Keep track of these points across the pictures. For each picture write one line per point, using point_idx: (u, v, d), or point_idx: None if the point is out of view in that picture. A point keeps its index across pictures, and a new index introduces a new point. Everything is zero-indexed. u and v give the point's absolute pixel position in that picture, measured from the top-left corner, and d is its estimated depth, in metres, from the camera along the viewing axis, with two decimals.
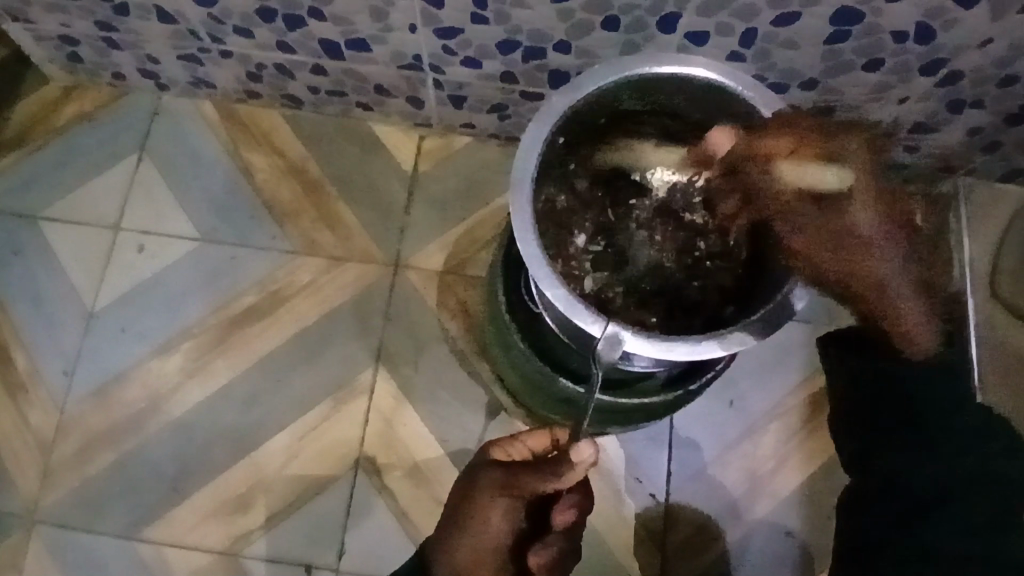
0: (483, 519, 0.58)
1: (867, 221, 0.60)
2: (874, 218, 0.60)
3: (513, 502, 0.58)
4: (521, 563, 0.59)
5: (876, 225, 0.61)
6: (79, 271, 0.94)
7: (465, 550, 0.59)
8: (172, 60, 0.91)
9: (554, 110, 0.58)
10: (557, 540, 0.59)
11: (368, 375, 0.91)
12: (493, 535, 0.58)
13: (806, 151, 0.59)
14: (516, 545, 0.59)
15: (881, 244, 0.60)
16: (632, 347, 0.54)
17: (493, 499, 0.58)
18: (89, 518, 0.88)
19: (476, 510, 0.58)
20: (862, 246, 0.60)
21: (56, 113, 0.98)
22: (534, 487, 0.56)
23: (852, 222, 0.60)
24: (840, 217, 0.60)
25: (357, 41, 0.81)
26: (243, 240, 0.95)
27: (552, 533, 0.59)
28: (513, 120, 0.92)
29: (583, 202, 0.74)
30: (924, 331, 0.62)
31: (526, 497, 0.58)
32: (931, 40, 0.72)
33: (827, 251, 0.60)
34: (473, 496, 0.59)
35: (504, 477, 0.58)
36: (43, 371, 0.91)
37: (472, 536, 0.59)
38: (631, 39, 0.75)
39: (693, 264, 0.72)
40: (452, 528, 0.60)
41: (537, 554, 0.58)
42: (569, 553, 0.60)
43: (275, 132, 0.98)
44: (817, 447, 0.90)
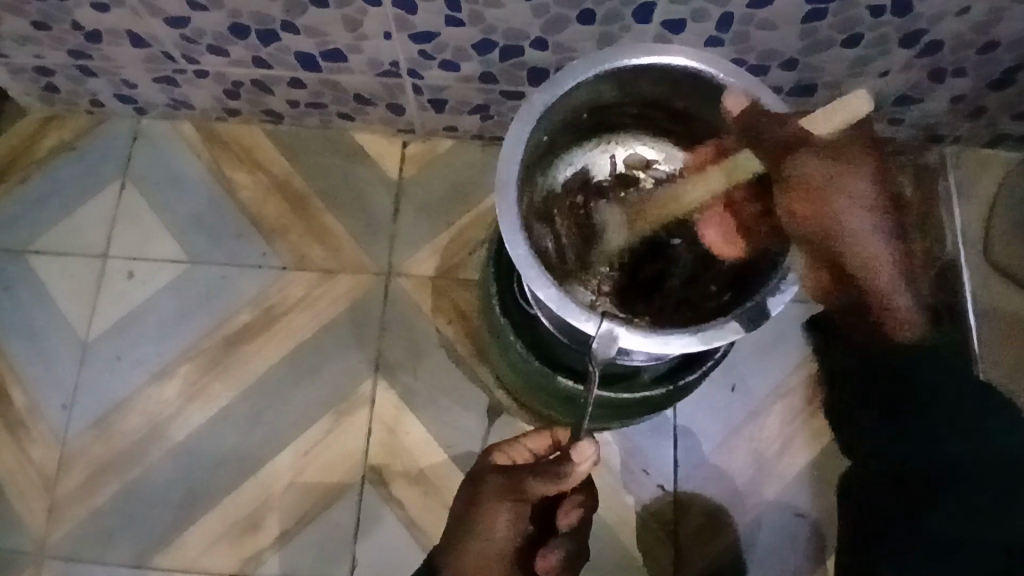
0: (490, 525, 0.58)
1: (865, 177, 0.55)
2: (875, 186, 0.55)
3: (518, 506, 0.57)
4: (528, 566, 0.59)
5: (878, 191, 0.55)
6: (70, 303, 0.93)
7: (471, 558, 0.58)
8: (148, 84, 0.90)
9: (535, 109, 0.57)
10: (563, 542, 0.59)
11: (368, 387, 0.90)
12: (498, 541, 0.58)
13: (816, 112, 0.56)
14: (523, 549, 0.59)
15: (879, 214, 0.55)
16: (628, 342, 0.54)
17: (498, 503, 0.57)
18: (98, 550, 0.87)
19: (482, 516, 0.58)
20: (855, 203, 0.54)
21: (36, 145, 0.97)
22: (538, 489, 0.55)
23: (855, 174, 0.54)
24: (850, 178, 0.54)
25: (332, 52, 0.81)
26: (232, 260, 0.94)
27: (557, 536, 0.59)
28: (495, 120, 0.92)
29: (574, 200, 0.73)
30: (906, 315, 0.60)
31: (530, 499, 0.57)
32: (907, 11, 0.71)
33: (836, 197, 0.54)
34: (477, 502, 0.58)
35: (508, 480, 0.57)
36: (41, 405, 0.91)
37: (477, 541, 0.58)
38: (608, 31, 0.74)
39: (692, 254, 0.69)
40: (456, 534, 0.59)
41: (543, 558, 0.57)
42: (576, 554, 0.60)
43: (258, 148, 0.97)
44: (821, 425, 0.90)
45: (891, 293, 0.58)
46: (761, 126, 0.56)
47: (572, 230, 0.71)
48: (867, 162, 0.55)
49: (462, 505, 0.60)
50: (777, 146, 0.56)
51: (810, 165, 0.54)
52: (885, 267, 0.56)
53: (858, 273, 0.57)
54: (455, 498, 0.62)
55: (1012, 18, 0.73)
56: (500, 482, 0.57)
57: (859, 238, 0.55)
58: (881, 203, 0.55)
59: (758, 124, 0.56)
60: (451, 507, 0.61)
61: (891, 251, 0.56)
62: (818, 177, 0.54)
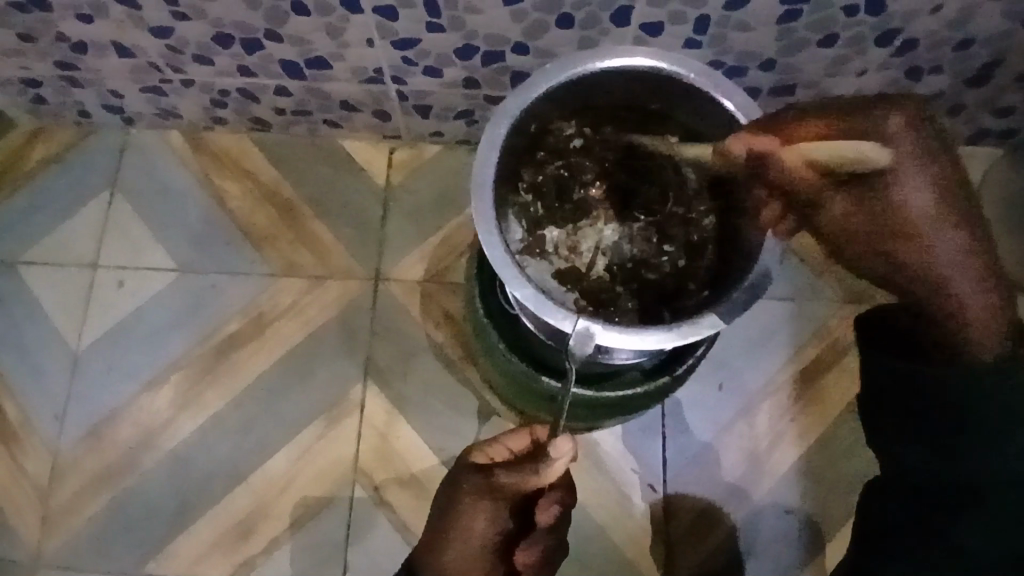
0: (470, 523, 0.58)
1: (916, 190, 0.59)
2: (920, 195, 0.60)
3: (496, 504, 0.58)
4: (509, 559, 0.60)
5: (935, 201, 0.60)
6: (61, 314, 0.94)
7: (452, 557, 0.59)
8: (135, 94, 0.91)
9: (509, 112, 0.58)
10: (543, 536, 0.60)
11: (358, 392, 0.91)
12: (478, 538, 0.59)
13: (838, 133, 0.59)
14: (504, 544, 0.60)
15: (925, 225, 0.60)
16: (605, 340, 0.54)
17: (477, 502, 0.58)
18: (93, 559, 0.87)
19: (462, 515, 0.59)
20: (912, 219, 0.60)
21: (25, 158, 0.98)
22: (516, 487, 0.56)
23: (903, 195, 0.60)
24: (886, 197, 0.60)
25: (316, 60, 0.82)
26: (222, 268, 0.95)
27: (537, 530, 0.60)
28: (480, 125, 0.93)
29: (544, 206, 0.69)
30: (979, 330, 0.60)
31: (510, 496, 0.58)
32: (882, 10, 0.72)
33: (904, 216, 0.60)
34: (457, 500, 0.59)
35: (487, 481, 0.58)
36: (34, 417, 0.91)
37: (458, 539, 0.59)
38: (587, 35, 0.75)
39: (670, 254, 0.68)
40: (437, 534, 0.60)
41: (525, 551, 0.59)
42: (555, 545, 0.61)
43: (246, 157, 0.98)
44: (810, 422, 0.91)
45: (968, 301, 0.60)
46: (772, 169, 0.60)
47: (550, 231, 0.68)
48: (917, 176, 0.59)
49: (443, 503, 0.61)
50: (799, 188, 0.60)
51: (846, 205, 0.61)
52: (952, 275, 0.61)
53: (938, 286, 0.61)
54: (435, 496, 0.63)
55: (986, 15, 0.74)
56: (479, 480, 0.58)
57: (930, 252, 0.61)
58: (940, 209, 0.60)
59: (785, 173, 0.59)
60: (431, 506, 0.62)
61: (961, 253, 0.60)
62: (860, 210, 0.61)
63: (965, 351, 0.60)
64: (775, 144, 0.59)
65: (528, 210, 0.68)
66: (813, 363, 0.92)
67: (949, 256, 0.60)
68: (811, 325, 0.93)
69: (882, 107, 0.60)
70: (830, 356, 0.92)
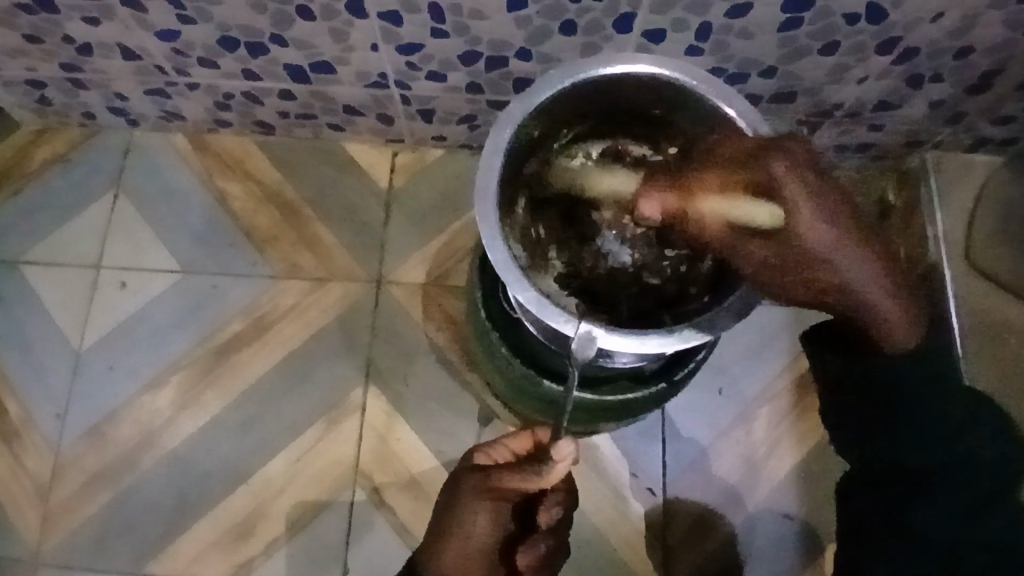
0: (470, 524, 0.58)
1: (825, 232, 0.53)
2: (830, 225, 0.53)
3: (497, 508, 0.58)
4: (509, 561, 0.61)
5: (841, 226, 0.53)
6: (63, 314, 0.94)
7: (452, 556, 0.59)
8: (140, 96, 0.92)
9: (513, 118, 0.58)
10: (544, 537, 0.61)
11: (359, 394, 0.91)
12: (478, 538, 0.58)
13: (722, 178, 0.55)
14: (505, 544, 0.60)
15: (840, 255, 0.53)
16: (606, 343, 0.55)
17: (478, 503, 0.58)
18: (92, 559, 0.88)
19: (463, 516, 0.58)
20: (828, 257, 0.54)
21: (29, 158, 0.99)
22: (517, 488, 0.56)
23: (812, 232, 0.52)
24: (801, 240, 0.53)
25: (320, 63, 0.82)
26: (224, 269, 0.95)
27: (539, 531, 0.61)
28: (483, 129, 0.93)
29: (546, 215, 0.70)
30: (904, 339, 0.62)
31: (511, 497, 0.58)
32: (883, 19, 0.73)
33: (822, 260, 0.54)
34: (457, 503, 0.59)
35: (488, 482, 0.57)
36: (35, 416, 0.91)
37: (458, 539, 0.59)
38: (590, 42, 0.75)
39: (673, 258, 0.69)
40: (437, 534, 0.60)
41: (526, 553, 0.60)
42: (556, 547, 0.62)
43: (249, 159, 0.98)
44: (809, 428, 0.91)
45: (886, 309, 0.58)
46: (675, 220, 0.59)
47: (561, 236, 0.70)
48: (821, 210, 0.52)
49: (443, 506, 0.61)
50: (718, 236, 0.56)
51: (759, 252, 0.54)
52: (875, 292, 0.56)
53: (855, 306, 0.57)
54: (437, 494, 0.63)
55: (986, 24, 0.75)
56: (480, 482, 0.58)
57: (851, 279, 0.55)
58: (849, 234, 0.53)
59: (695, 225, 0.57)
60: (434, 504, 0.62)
61: (875, 279, 0.56)
62: (776, 260, 0.54)
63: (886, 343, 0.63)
64: (676, 199, 0.58)
65: (538, 215, 0.70)
66: (812, 368, 0.92)
67: (868, 279, 0.55)
68: None
69: (771, 145, 0.53)
70: None
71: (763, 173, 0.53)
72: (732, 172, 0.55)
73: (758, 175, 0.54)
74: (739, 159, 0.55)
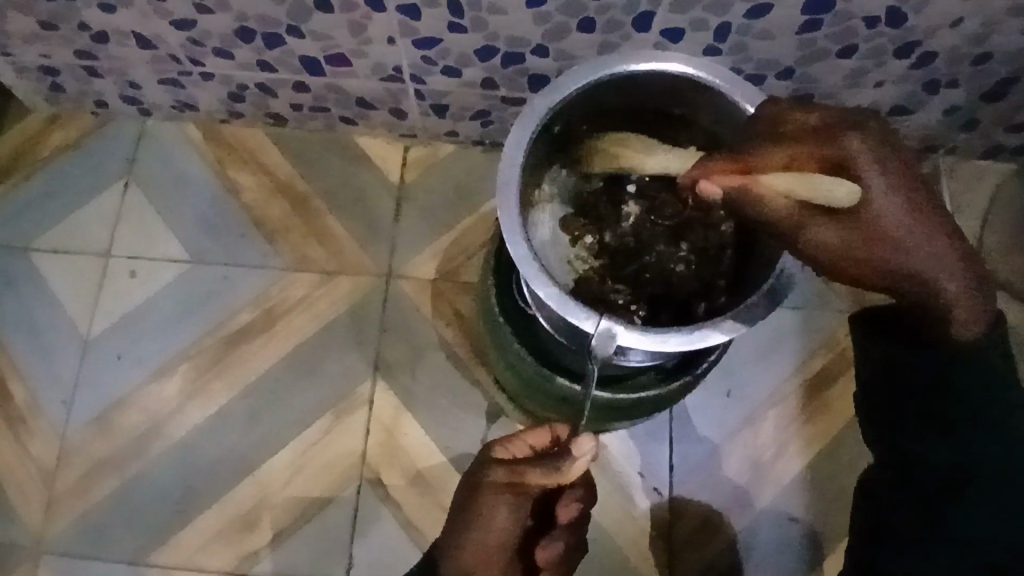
0: (490, 516, 0.58)
1: (895, 207, 0.53)
2: (902, 204, 0.53)
3: (518, 501, 0.58)
4: (527, 558, 0.60)
5: (912, 210, 0.53)
6: (72, 302, 0.94)
7: (471, 548, 0.59)
8: (154, 85, 0.92)
9: (537, 112, 0.58)
10: (562, 535, 0.60)
11: (367, 387, 0.91)
12: (498, 531, 0.58)
13: (803, 157, 0.54)
14: (524, 540, 0.60)
15: (911, 235, 0.53)
16: (626, 341, 0.54)
17: (498, 496, 0.58)
18: (95, 547, 0.87)
19: (482, 508, 0.58)
20: (897, 235, 0.53)
21: (40, 145, 0.98)
22: (538, 482, 0.56)
23: (882, 213, 0.53)
24: (868, 220, 0.53)
25: (336, 56, 0.82)
26: (234, 259, 0.95)
27: (557, 528, 0.60)
28: (497, 125, 0.93)
29: (576, 212, 0.71)
30: (970, 324, 0.57)
31: (531, 491, 0.58)
32: (902, 24, 0.73)
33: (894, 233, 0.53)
34: (478, 497, 0.59)
35: (507, 475, 0.57)
36: (42, 402, 0.91)
37: (478, 531, 0.59)
38: (609, 39, 0.75)
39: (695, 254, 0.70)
40: (455, 528, 0.60)
41: (545, 549, 0.59)
42: (575, 547, 0.61)
43: (261, 150, 0.98)
44: (816, 431, 0.91)
45: (964, 300, 0.56)
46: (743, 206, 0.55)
47: (588, 236, 0.71)
48: (894, 189, 0.53)
49: (462, 500, 0.60)
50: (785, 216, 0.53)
51: (829, 234, 0.53)
52: (945, 279, 0.55)
53: (926, 291, 0.55)
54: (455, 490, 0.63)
55: (1004, 32, 0.75)
56: (499, 475, 0.58)
57: (918, 260, 0.54)
58: (918, 214, 0.53)
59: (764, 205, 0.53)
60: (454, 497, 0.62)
61: (953, 263, 0.55)
62: (845, 241, 0.53)
63: (950, 339, 0.59)
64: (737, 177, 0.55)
65: (565, 214, 0.71)
66: (820, 371, 0.92)
67: (939, 265, 0.54)
68: (820, 335, 0.93)
69: (838, 123, 0.53)
70: (838, 368, 0.93)
71: (835, 153, 0.53)
72: (804, 149, 0.54)
73: (837, 151, 0.53)
74: (807, 135, 0.54)
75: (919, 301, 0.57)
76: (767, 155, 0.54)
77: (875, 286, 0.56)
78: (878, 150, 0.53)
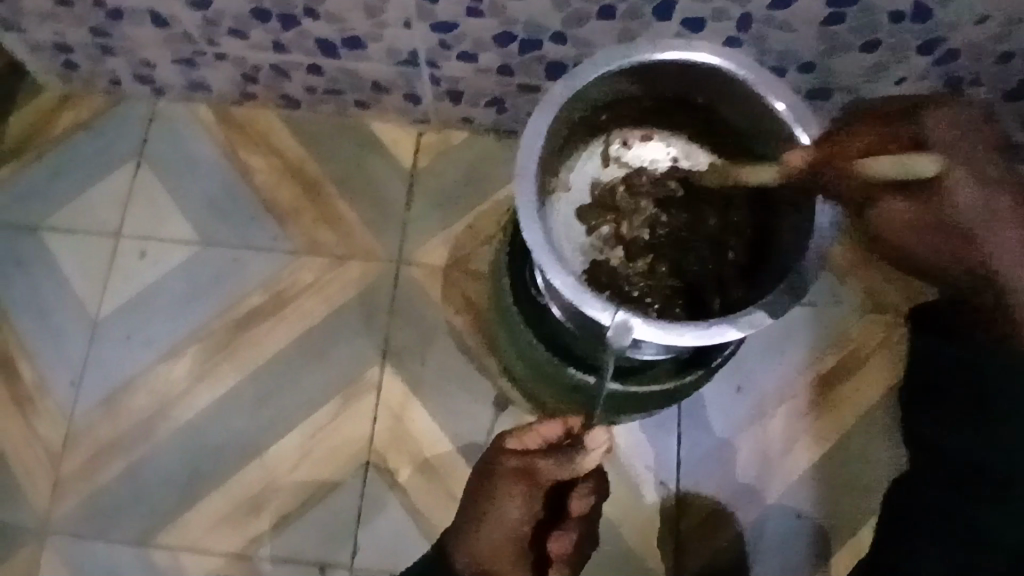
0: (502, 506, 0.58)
1: (970, 191, 0.56)
2: (976, 190, 0.57)
3: (531, 493, 0.57)
4: (538, 549, 0.60)
5: (985, 197, 0.57)
6: (82, 281, 0.94)
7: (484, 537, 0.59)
8: (167, 65, 0.91)
9: (556, 100, 0.57)
10: (574, 526, 0.62)
11: (375, 373, 0.91)
12: (510, 522, 0.58)
13: (887, 137, 0.58)
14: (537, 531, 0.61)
15: (984, 218, 0.57)
16: (643, 334, 0.54)
17: (511, 487, 0.58)
18: (101, 527, 0.88)
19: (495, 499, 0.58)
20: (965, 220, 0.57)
21: (51, 123, 0.98)
22: (553, 474, 0.56)
23: (957, 193, 0.56)
24: (942, 197, 0.57)
25: (352, 39, 0.81)
26: (245, 243, 0.95)
27: (569, 520, 0.62)
28: (511, 113, 0.92)
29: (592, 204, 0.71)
30: None
31: (544, 484, 0.57)
32: (927, 18, 0.72)
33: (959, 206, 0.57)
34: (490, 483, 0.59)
35: (522, 466, 0.57)
36: (50, 381, 0.91)
37: (489, 520, 0.58)
38: (628, 27, 0.74)
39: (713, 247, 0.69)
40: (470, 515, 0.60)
41: (557, 540, 0.60)
42: (585, 537, 0.63)
43: (273, 133, 0.98)
44: (826, 429, 0.91)
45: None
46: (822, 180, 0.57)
47: (604, 227, 0.70)
48: (971, 173, 0.56)
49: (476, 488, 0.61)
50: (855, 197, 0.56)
51: (896, 206, 0.59)
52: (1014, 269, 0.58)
53: (990, 277, 0.59)
54: (469, 479, 0.62)
55: None
56: (514, 464, 0.58)
57: (985, 246, 0.58)
58: (994, 202, 0.57)
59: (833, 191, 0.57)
60: (468, 484, 0.61)
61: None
62: (915, 214, 0.59)
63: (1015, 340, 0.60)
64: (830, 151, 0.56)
65: (582, 205, 0.71)
66: (831, 368, 0.91)
67: (1009, 253, 0.58)
68: (832, 332, 0.93)
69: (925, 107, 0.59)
70: (849, 365, 0.92)
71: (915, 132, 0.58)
72: (889, 131, 0.58)
73: (914, 133, 0.58)
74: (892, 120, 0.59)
75: (985, 288, 0.60)
76: (854, 139, 0.57)
77: (940, 266, 0.61)
78: (962, 137, 0.57)
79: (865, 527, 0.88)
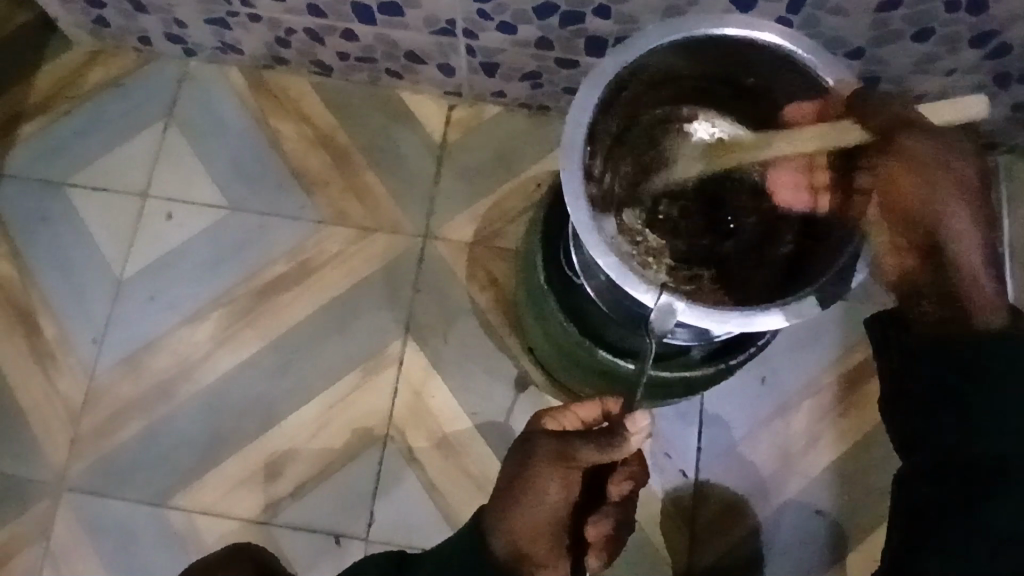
0: (542, 490, 0.57)
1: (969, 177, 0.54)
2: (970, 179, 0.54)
3: (570, 476, 0.57)
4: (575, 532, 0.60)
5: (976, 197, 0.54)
6: (107, 241, 0.93)
7: (522, 521, 0.58)
8: (200, 25, 0.89)
9: (607, 72, 0.56)
10: (613, 511, 0.61)
11: (397, 347, 0.90)
12: (549, 505, 0.57)
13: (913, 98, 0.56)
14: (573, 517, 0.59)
15: (971, 207, 0.54)
16: (686, 318, 0.53)
17: (550, 469, 0.57)
18: (119, 485, 0.88)
19: (535, 482, 0.57)
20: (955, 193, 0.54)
21: (82, 79, 0.97)
22: (590, 458, 0.55)
23: (959, 171, 0.54)
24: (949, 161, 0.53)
25: (389, 5, 0.79)
26: (270, 209, 0.94)
27: (608, 504, 0.61)
28: (545, 89, 0.91)
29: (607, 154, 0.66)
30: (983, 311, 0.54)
31: (583, 467, 0.57)
32: (984, 9, 0.69)
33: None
34: (527, 470, 0.58)
35: (561, 447, 0.57)
36: (72, 338, 0.91)
37: (528, 503, 0.58)
38: (675, 5, 0.72)
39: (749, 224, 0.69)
40: (507, 499, 0.59)
41: (595, 525, 0.60)
42: (623, 523, 0.62)
43: (303, 99, 0.96)
44: (849, 427, 0.89)
45: (981, 287, 0.54)
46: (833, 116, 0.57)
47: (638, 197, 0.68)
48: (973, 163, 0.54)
49: (513, 473, 0.59)
50: (886, 128, 0.54)
51: (917, 148, 0.53)
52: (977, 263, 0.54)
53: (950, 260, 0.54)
54: (503, 463, 0.61)
55: None
56: (552, 446, 0.57)
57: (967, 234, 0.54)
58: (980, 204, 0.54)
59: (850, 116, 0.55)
60: (504, 469, 0.61)
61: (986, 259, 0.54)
62: (926, 163, 0.53)
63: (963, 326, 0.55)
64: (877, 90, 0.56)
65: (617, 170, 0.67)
66: (858, 366, 0.90)
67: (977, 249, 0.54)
68: (861, 328, 0.91)
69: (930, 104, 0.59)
70: None
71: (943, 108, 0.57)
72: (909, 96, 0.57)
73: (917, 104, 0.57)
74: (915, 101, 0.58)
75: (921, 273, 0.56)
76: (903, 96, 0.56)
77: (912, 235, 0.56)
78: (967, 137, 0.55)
79: (884, 527, 0.87)
